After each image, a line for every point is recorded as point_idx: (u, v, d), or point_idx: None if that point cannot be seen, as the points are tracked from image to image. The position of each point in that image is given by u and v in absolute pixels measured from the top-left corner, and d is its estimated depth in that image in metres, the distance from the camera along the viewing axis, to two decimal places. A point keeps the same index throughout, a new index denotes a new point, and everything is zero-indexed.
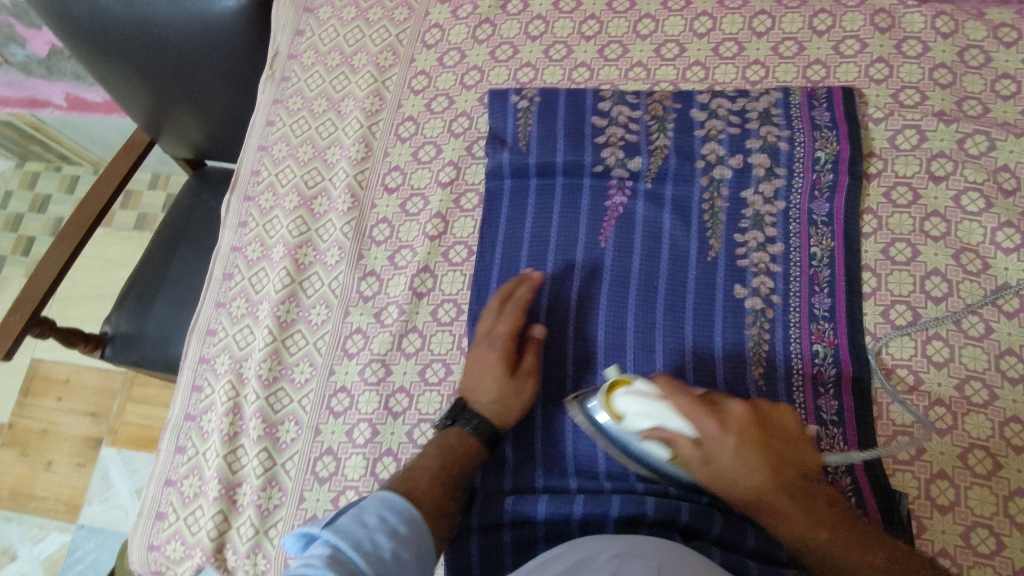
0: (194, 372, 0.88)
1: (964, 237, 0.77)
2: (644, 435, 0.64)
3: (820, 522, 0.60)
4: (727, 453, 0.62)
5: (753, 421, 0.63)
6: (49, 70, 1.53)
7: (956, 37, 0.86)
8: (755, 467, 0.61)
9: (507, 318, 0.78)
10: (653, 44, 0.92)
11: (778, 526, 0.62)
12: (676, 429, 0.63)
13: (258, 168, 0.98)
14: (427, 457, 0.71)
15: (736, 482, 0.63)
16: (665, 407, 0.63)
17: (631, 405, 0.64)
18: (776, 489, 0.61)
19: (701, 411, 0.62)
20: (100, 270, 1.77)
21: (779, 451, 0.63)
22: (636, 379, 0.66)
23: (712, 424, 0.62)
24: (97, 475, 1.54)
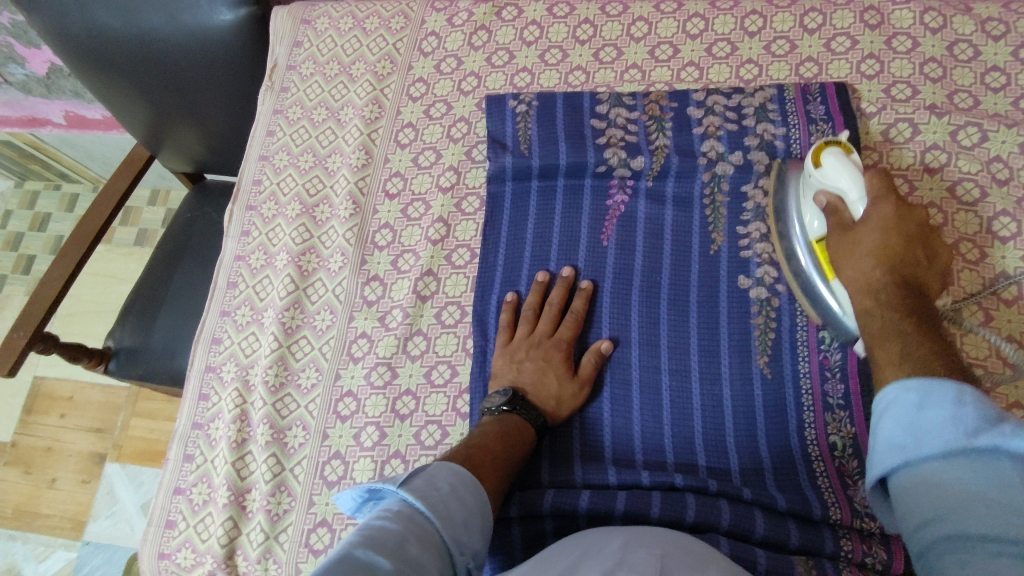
0: (200, 381, 0.89)
1: (961, 227, 0.78)
2: (826, 191, 0.72)
3: (909, 321, 0.60)
4: (870, 228, 0.67)
5: (921, 224, 0.67)
6: (49, 89, 1.53)
7: (946, 32, 0.87)
8: (881, 251, 0.65)
9: (572, 321, 0.80)
10: (648, 46, 0.93)
11: (873, 307, 0.64)
12: (852, 196, 0.70)
13: (261, 178, 0.99)
14: (489, 435, 0.71)
15: (867, 283, 0.65)
16: (854, 175, 0.70)
17: (831, 160, 0.71)
18: (896, 286, 0.64)
19: (882, 190, 0.68)
20: (102, 286, 1.78)
21: (917, 257, 0.65)
22: (852, 152, 0.73)
23: (886, 203, 0.68)
24: (102, 490, 1.54)
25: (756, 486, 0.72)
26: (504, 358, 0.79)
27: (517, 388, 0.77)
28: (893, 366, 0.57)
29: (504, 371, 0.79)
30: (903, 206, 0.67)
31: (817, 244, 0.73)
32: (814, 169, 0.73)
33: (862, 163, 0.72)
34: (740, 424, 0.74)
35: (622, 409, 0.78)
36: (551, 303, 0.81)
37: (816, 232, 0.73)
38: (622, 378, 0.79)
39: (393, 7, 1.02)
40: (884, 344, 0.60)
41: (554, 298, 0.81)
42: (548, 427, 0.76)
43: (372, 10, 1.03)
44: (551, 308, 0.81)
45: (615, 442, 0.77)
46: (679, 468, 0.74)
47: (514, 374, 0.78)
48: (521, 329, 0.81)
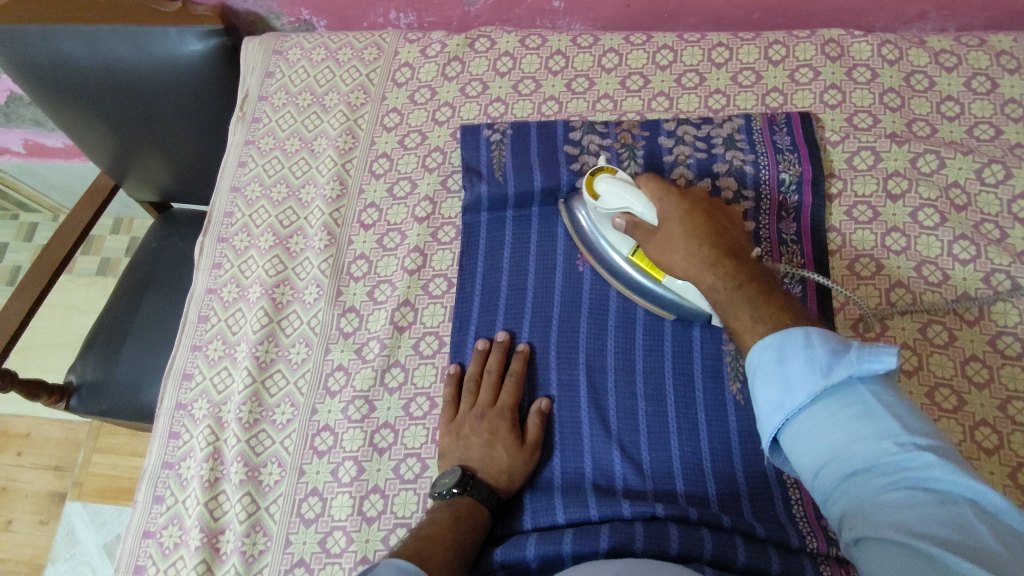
0: (170, 419, 0.86)
1: (924, 251, 0.81)
2: (618, 216, 0.78)
3: (748, 273, 0.68)
4: (672, 223, 0.74)
5: (705, 201, 0.75)
6: (8, 118, 1.48)
7: (902, 64, 0.90)
8: (692, 236, 0.72)
9: (512, 387, 0.80)
10: (619, 77, 0.95)
11: (710, 278, 0.70)
12: (643, 211, 0.75)
13: (232, 210, 0.97)
14: (441, 526, 0.69)
15: (677, 268, 0.73)
16: (634, 192, 0.76)
17: (609, 185, 0.77)
18: (726, 257, 0.70)
19: (659, 199, 0.75)
20: (62, 318, 1.72)
21: (724, 227, 0.73)
22: (619, 171, 0.80)
23: (669, 196, 0.75)
24: (61, 532, 1.48)
25: (734, 510, 0.73)
26: (450, 435, 0.78)
27: (468, 467, 0.76)
28: (749, 328, 0.64)
29: (451, 448, 0.77)
30: (686, 197, 0.75)
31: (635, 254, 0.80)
32: (596, 201, 0.79)
33: (630, 181, 0.79)
34: (716, 448, 0.75)
35: (601, 434, 0.77)
36: (489, 371, 0.81)
37: (627, 252, 0.80)
38: (598, 406, 0.79)
39: (366, 38, 1.02)
40: (735, 290, 0.67)
41: (492, 365, 0.81)
42: (503, 500, 0.76)
43: (344, 41, 1.03)
44: (490, 376, 0.80)
45: (595, 473, 0.76)
46: (658, 495, 0.74)
47: (463, 451, 0.77)
48: (464, 403, 0.80)
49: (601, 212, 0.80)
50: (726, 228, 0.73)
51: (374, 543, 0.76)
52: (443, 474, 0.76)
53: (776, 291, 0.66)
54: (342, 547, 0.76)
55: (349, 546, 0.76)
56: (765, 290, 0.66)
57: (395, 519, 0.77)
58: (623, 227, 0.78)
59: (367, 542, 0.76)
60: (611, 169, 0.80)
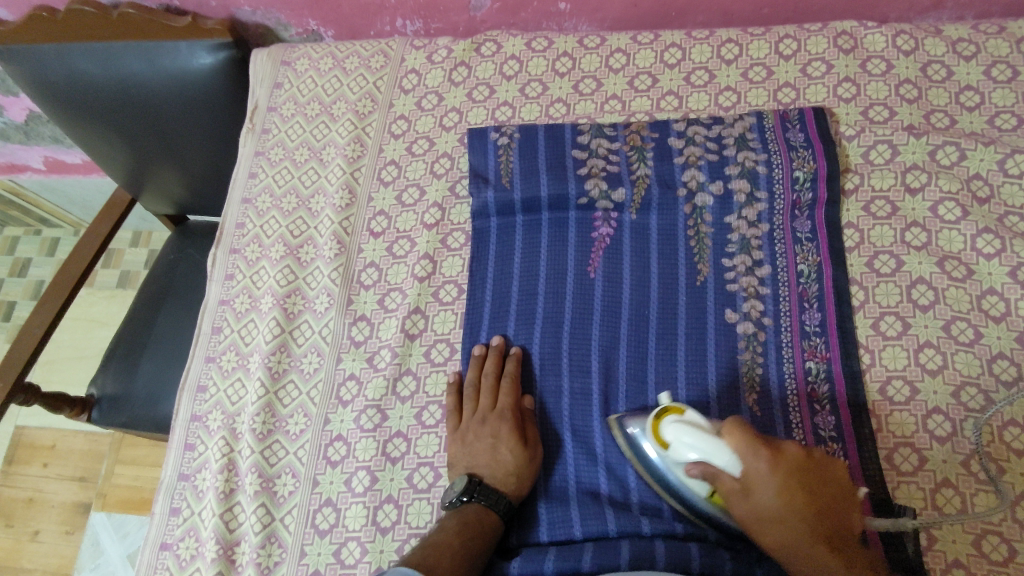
0: (186, 431, 0.87)
1: (945, 246, 0.79)
2: (692, 467, 0.65)
3: (821, 550, 0.61)
4: (763, 489, 0.63)
5: (806, 463, 0.64)
6: (27, 135, 1.51)
7: (918, 54, 0.88)
8: (785, 508, 0.62)
9: (509, 387, 0.79)
10: (626, 77, 0.94)
11: (805, 547, 0.62)
12: (727, 465, 0.64)
13: (243, 221, 0.97)
14: (448, 532, 0.69)
15: (770, 519, 0.63)
16: (716, 445, 0.64)
17: (681, 436, 0.65)
18: (803, 518, 0.63)
19: (756, 450, 0.63)
20: (84, 331, 1.75)
21: (824, 491, 0.63)
22: (688, 410, 0.68)
23: (764, 462, 0.63)
24: (86, 542, 1.50)
25: None
26: (457, 443, 0.78)
27: (475, 473, 0.75)
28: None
29: (459, 456, 0.77)
30: (779, 455, 0.64)
31: (708, 497, 0.67)
32: (666, 449, 0.68)
33: (704, 421, 0.67)
34: None
35: (615, 445, 0.76)
36: (486, 374, 0.80)
37: (702, 492, 0.67)
38: (613, 416, 0.78)
39: (373, 46, 1.02)
40: (831, 573, 0.60)
41: (489, 368, 0.80)
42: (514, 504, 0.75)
43: (351, 50, 1.03)
44: (488, 379, 0.79)
45: (611, 485, 0.75)
46: (674, 509, 0.73)
47: (469, 458, 0.76)
48: (466, 409, 0.79)
49: (671, 461, 0.68)
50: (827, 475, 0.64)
51: (388, 553, 0.75)
52: (452, 483, 0.75)
53: (846, 537, 0.63)
54: (357, 558, 0.76)
55: (364, 556, 0.75)
56: (835, 543, 0.62)
57: (410, 529, 0.76)
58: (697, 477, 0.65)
59: (381, 552, 0.75)
60: (681, 408, 0.69)
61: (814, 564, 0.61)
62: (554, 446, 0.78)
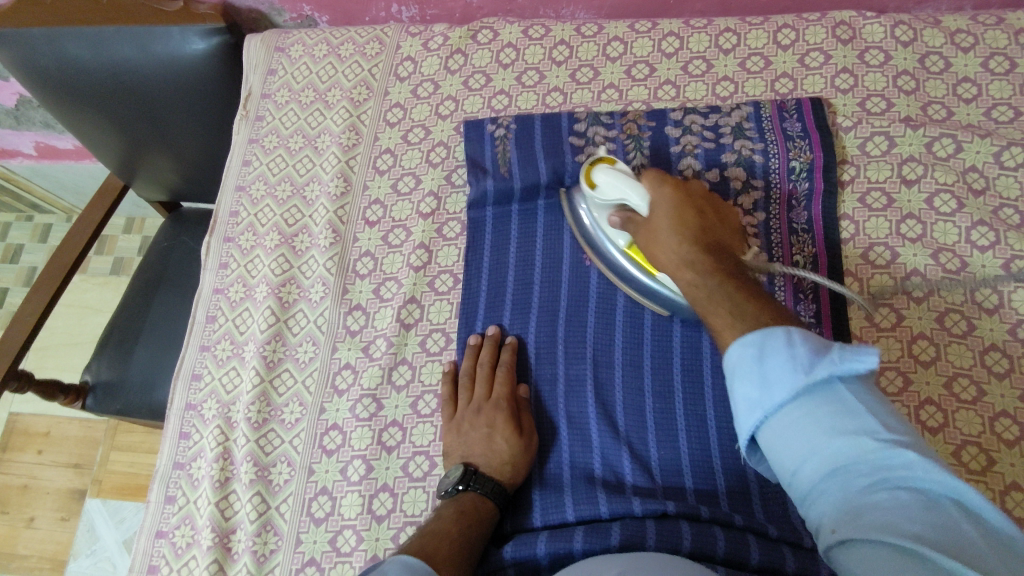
0: (181, 420, 0.87)
1: (940, 238, 0.79)
2: (615, 205, 0.76)
3: (734, 287, 0.64)
4: (660, 224, 0.72)
5: (700, 197, 0.74)
6: (18, 120, 1.49)
7: (916, 45, 0.88)
8: (679, 237, 0.70)
9: (505, 376, 0.79)
10: (624, 66, 0.93)
11: (687, 276, 0.68)
12: (639, 202, 0.74)
13: (237, 209, 0.97)
14: (445, 520, 0.70)
15: (671, 262, 0.70)
16: (633, 184, 0.75)
17: (606, 176, 0.76)
18: (704, 255, 0.68)
19: (662, 193, 0.74)
20: (77, 317, 1.74)
21: (713, 223, 0.73)
22: (617, 161, 0.78)
23: (667, 190, 0.74)
24: (82, 528, 1.50)
25: (745, 509, 0.71)
26: (452, 433, 0.78)
27: (470, 463, 0.75)
28: (732, 328, 0.60)
29: (455, 446, 0.77)
30: (683, 185, 0.74)
31: (628, 248, 0.78)
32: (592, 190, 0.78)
33: (629, 170, 0.77)
34: (725, 445, 0.74)
35: (609, 432, 0.76)
36: (481, 364, 0.80)
37: (623, 243, 0.78)
38: (606, 403, 0.78)
39: (368, 32, 1.01)
40: (746, 315, 0.60)
41: (484, 358, 0.80)
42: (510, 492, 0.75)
43: (346, 36, 1.02)
44: (483, 368, 0.80)
45: (604, 469, 0.76)
46: (667, 492, 0.73)
47: (464, 447, 0.77)
48: (461, 398, 0.79)
49: (599, 204, 0.78)
50: (727, 219, 0.75)
51: (384, 541, 0.76)
52: (448, 473, 0.76)
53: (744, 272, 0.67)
54: (352, 546, 0.76)
55: (359, 544, 0.76)
56: (739, 277, 0.65)
57: (405, 517, 0.77)
58: (618, 223, 0.76)
59: (376, 540, 0.76)
60: (611, 160, 0.79)
61: (699, 271, 0.67)
62: (547, 433, 0.79)
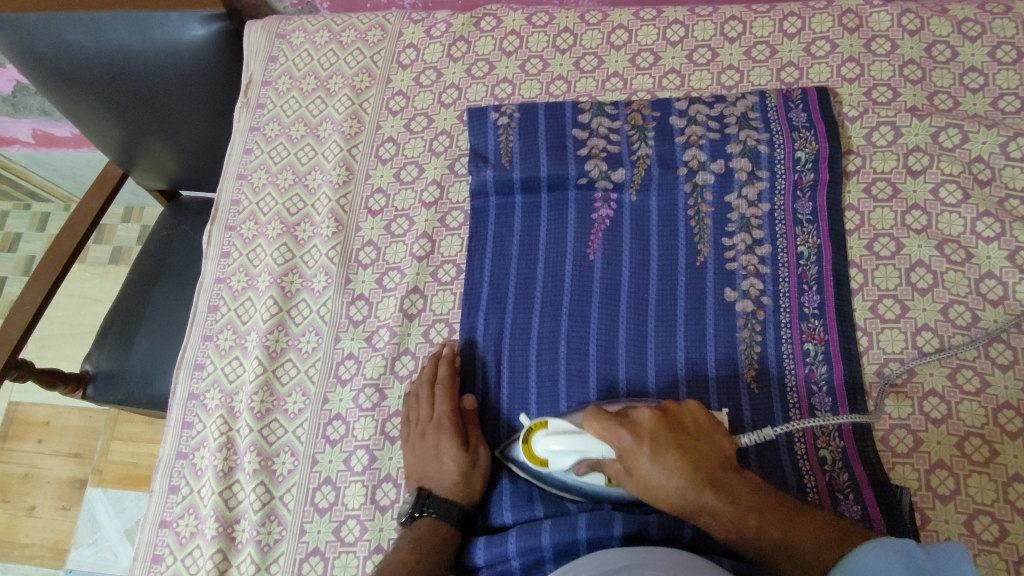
0: (183, 409, 0.86)
1: (945, 229, 0.79)
2: (575, 465, 0.70)
3: (787, 526, 0.60)
4: (652, 479, 0.65)
5: (665, 429, 0.67)
6: (15, 107, 1.48)
7: (923, 34, 0.87)
8: (678, 475, 0.64)
9: (445, 395, 0.78)
10: (628, 55, 0.93)
11: (755, 523, 0.61)
12: (601, 453, 0.68)
13: (238, 198, 0.96)
14: (400, 552, 0.70)
15: (672, 501, 0.65)
16: (583, 437, 0.68)
17: (551, 447, 0.69)
18: (721, 496, 0.63)
19: (622, 440, 0.66)
20: (77, 307, 1.74)
21: (700, 452, 0.66)
22: (551, 422, 0.71)
23: (643, 449, 0.65)
24: (83, 517, 1.50)
25: None
26: (405, 453, 0.77)
27: (424, 485, 0.76)
28: (817, 564, 0.57)
29: (410, 467, 0.77)
30: (660, 419, 0.67)
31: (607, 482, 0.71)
32: (545, 463, 0.71)
33: (567, 423, 0.70)
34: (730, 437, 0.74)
35: None
36: (421, 386, 0.79)
37: (601, 481, 0.72)
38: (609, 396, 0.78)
39: (369, 19, 1.00)
40: (811, 538, 0.59)
41: (424, 378, 0.79)
42: (469, 507, 0.75)
43: (347, 23, 1.01)
44: (423, 391, 0.78)
45: None
46: None
47: (417, 470, 0.76)
48: (412, 418, 0.78)
49: (553, 470, 0.71)
50: (707, 431, 0.67)
51: (388, 531, 0.76)
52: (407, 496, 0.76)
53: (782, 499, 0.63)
54: (356, 536, 0.76)
55: (363, 534, 0.76)
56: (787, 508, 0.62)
57: None
58: (585, 471, 0.70)
59: (380, 530, 0.76)
60: (544, 421, 0.72)
61: (755, 514, 0.62)
62: None
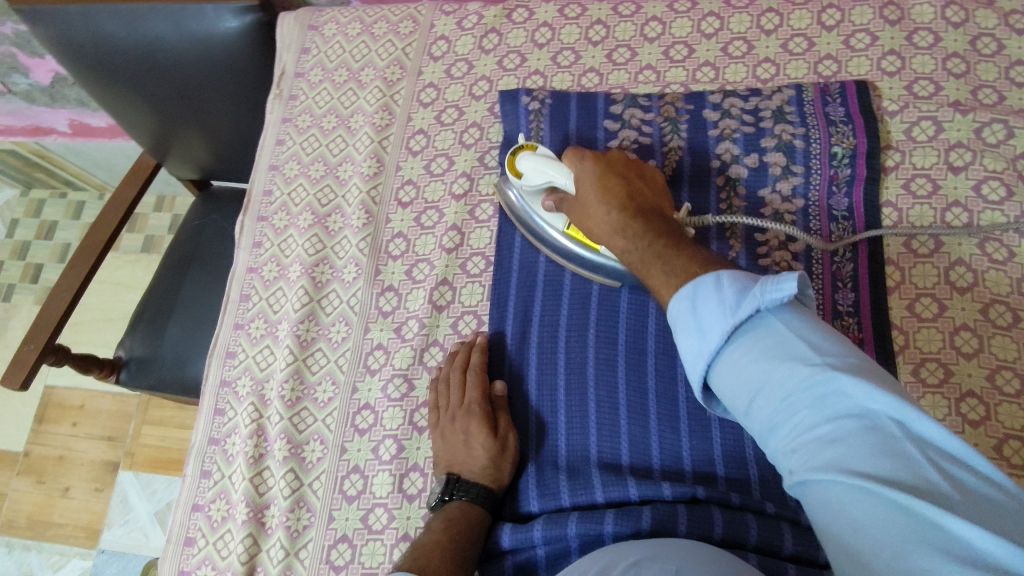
0: (215, 396, 0.88)
1: (987, 227, 0.77)
2: (542, 189, 0.79)
3: (671, 241, 0.64)
4: (587, 194, 0.73)
5: (622, 161, 0.75)
6: (54, 98, 1.51)
7: (968, 26, 0.85)
8: (609, 201, 0.71)
9: (474, 381, 0.78)
10: (662, 47, 0.91)
11: (661, 260, 0.63)
12: (566, 181, 0.77)
13: (271, 188, 0.97)
14: (433, 531, 0.71)
15: (606, 228, 0.71)
16: (557, 163, 0.78)
17: (530, 162, 0.79)
18: (647, 228, 0.67)
19: (584, 159, 0.75)
20: (110, 293, 1.77)
21: (639, 188, 0.72)
22: (537, 145, 0.81)
23: (589, 165, 0.74)
24: (115, 499, 1.54)
25: (777, 498, 0.71)
26: (435, 441, 0.78)
27: (453, 469, 0.75)
28: (676, 282, 0.60)
29: (439, 453, 0.77)
30: (603, 159, 0.74)
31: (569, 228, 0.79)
32: (520, 179, 0.81)
33: (550, 152, 0.81)
34: None
35: (639, 420, 0.76)
36: (452, 372, 0.79)
37: (562, 227, 0.80)
38: (637, 387, 0.77)
39: (401, 11, 1.00)
40: (689, 257, 0.61)
41: (455, 366, 0.79)
42: (498, 492, 0.75)
43: (379, 15, 1.01)
44: (454, 376, 0.79)
45: (632, 454, 0.75)
46: (697, 479, 0.73)
47: (447, 457, 0.76)
48: (443, 406, 0.79)
49: (527, 189, 0.81)
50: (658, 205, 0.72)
51: (415, 520, 0.76)
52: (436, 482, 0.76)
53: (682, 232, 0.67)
54: (384, 524, 0.77)
55: (391, 523, 0.77)
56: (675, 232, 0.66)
57: None
58: (552, 205, 0.78)
59: (407, 519, 0.77)
60: (532, 144, 0.82)
61: (646, 237, 0.66)
62: (574, 417, 0.77)
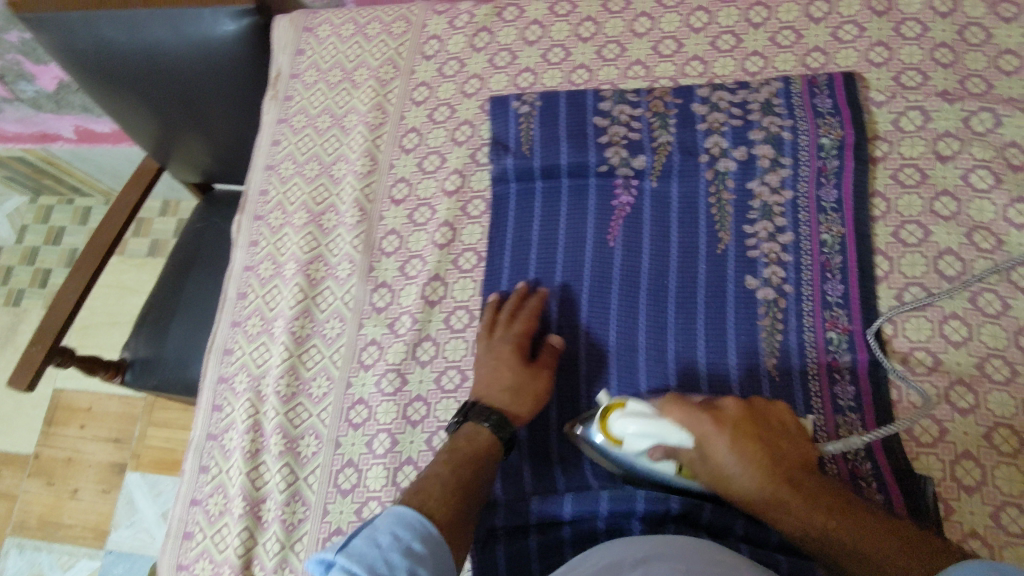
0: (213, 392, 0.89)
1: (975, 216, 0.77)
2: (649, 452, 0.65)
3: (815, 510, 0.60)
4: (718, 454, 0.63)
5: (745, 417, 0.65)
6: (59, 104, 1.54)
7: (955, 16, 0.85)
8: (753, 464, 0.63)
9: (524, 318, 0.80)
10: (651, 42, 0.92)
11: (796, 508, 0.61)
12: (677, 441, 0.63)
13: (267, 188, 0.99)
14: (442, 456, 0.70)
15: (740, 488, 0.63)
16: (664, 423, 0.63)
17: (628, 426, 0.64)
18: (795, 488, 0.61)
19: (712, 428, 0.64)
20: (117, 297, 1.80)
21: (786, 451, 0.64)
22: (629, 401, 0.66)
23: (722, 438, 0.63)
24: (122, 500, 1.56)
25: None
26: None
27: (474, 398, 0.76)
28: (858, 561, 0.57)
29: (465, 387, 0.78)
30: (752, 414, 0.65)
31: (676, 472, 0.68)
32: (618, 445, 0.66)
33: (644, 403, 0.66)
34: None
35: None
36: (503, 312, 0.81)
37: (670, 470, 0.67)
38: (629, 382, 0.78)
39: (395, 12, 1.02)
40: (880, 539, 0.57)
41: (506, 306, 0.82)
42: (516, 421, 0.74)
43: (373, 16, 1.03)
44: (503, 315, 0.81)
45: None
46: None
47: (469, 388, 0.78)
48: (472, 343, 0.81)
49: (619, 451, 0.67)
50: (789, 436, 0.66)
51: None
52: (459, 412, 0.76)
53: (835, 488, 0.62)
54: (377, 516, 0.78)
55: None
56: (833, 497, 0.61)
57: None
58: (657, 458, 0.65)
59: None
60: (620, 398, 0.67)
61: (811, 505, 0.60)
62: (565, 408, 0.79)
